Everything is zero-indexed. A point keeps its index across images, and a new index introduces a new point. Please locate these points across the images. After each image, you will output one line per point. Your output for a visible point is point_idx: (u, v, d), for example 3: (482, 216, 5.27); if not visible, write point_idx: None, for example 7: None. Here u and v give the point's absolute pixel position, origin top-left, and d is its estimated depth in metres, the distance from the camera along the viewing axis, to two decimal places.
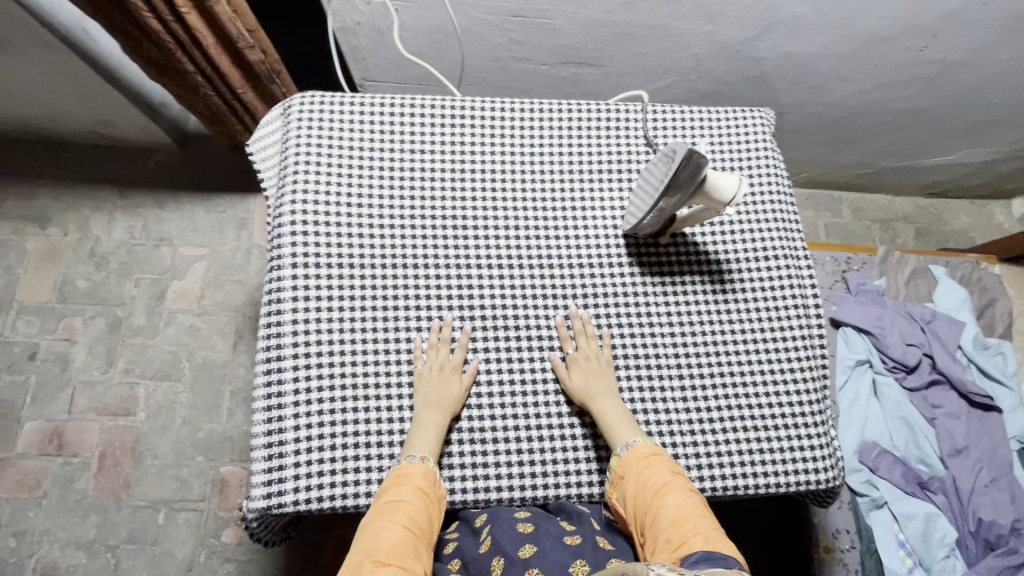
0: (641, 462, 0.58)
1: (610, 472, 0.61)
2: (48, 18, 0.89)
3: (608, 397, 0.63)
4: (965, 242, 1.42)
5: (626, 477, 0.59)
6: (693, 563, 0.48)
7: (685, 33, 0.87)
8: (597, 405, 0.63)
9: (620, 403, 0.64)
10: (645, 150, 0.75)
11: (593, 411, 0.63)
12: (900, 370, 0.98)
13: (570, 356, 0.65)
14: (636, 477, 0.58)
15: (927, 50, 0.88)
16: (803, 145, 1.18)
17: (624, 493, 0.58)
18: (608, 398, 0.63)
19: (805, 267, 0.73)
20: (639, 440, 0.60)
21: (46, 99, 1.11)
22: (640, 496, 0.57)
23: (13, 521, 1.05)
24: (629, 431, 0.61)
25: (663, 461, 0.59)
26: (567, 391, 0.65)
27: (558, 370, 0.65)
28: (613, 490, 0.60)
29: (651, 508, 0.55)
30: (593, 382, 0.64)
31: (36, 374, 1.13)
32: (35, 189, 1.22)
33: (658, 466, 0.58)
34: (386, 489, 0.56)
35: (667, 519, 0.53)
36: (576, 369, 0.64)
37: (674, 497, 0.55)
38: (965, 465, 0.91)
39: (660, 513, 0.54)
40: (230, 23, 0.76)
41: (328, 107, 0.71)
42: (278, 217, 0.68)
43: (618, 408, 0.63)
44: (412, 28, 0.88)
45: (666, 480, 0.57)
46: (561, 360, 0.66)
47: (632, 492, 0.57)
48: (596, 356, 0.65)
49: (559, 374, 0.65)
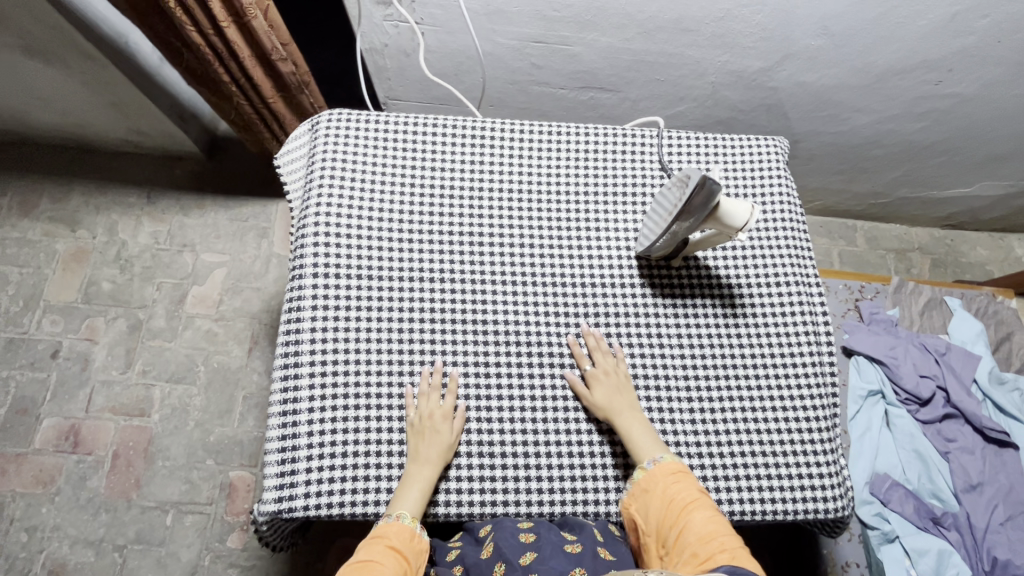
0: (671, 476, 0.60)
1: (633, 485, 0.61)
2: (92, 30, 0.95)
3: (629, 414, 0.64)
4: (981, 274, 1.41)
5: (650, 487, 0.60)
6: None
7: (702, 62, 0.89)
8: (624, 424, 0.64)
9: (641, 417, 0.65)
10: (660, 174, 0.76)
11: (616, 427, 0.64)
12: (913, 403, 0.97)
13: (587, 373, 0.66)
14: (661, 490, 0.59)
15: (942, 84, 0.89)
16: (818, 172, 1.19)
17: (647, 505, 0.60)
18: (630, 413, 0.64)
19: (817, 294, 0.73)
20: (665, 455, 0.62)
21: (84, 108, 1.16)
22: (662, 507, 0.58)
23: (26, 516, 1.07)
24: (653, 446, 0.63)
25: (689, 479, 0.60)
26: (590, 407, 0.65)
27: (583, 392, 0.65)
28: (632, 501, 0.61)
29: (678, 522, 0.57)
30: (613, 399, 0.65)
31: (57, 372, 1.16)
32: (68, 193, 1.27)
33: (685, 483, 0.59)
34: (362, 545, 0.58)
35: (694, 534, 0.55)
36: (597, 386, 0.65)
37: (701, 515, 0.57)
38: (979, 501, 0.89)
39: (688, 527, 0.56)
40: (265, 36, 0.80)
41: (354, 123, 0.74)
42: (302, 228, 0.70)
43: (642, 424, 0.64)
44: (437, 52, 0.91)
45: (693, 497, 0.58)
46: (579, 378, 0.67)
47: (656, 505, 0.59)
48: (614, 369, 0.66)
49: (580, 391, 0.66)
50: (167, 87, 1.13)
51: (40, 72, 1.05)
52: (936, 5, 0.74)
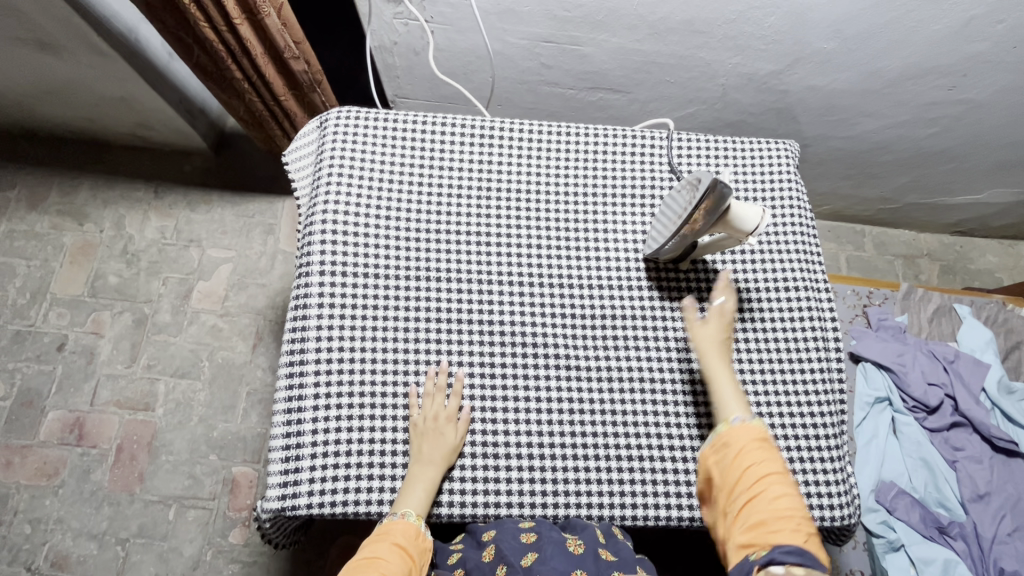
0: (756, 442, 0.57)
1: (713, 438, 0.59)
2: (103, 25, 0.96)
3: (724, 364, 0.63)
4: (991, 281, 1.40)
5: (732, 443, 0.57)
6: (784, 554, 0.49)
7: (712, 64, 0.88)
8: (715, 371, 0.62)
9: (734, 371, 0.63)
10: (669, 177, 0.76)
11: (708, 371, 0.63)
12: (920, 411, 0.96)
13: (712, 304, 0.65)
14: (741, 450, 0.57)
15: (956, 89, 0.88)
16: (827, 176, 1.18)
17: (727, 462, 0.57)
18: (726, 362, 0.63)
19: (826, 300, 0.73)
20: (754, 418, 0.59)
21: (93, 102, 1.16)
22: (739, 467, 0.56)
23: (30, 508, 1.08)
24: (741, 408, 0.60)
25: (772, 448, 0.57)
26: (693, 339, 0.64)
27: (690, 320, 0.65)
28: (712, 454, 0.59)
29: (753, 488, 0.54)
30: (715, 339, 0.63)
31: (63, 365, 1.17)
32: (76, 187, 1.28)
33: (767, 452, 0.56)
34: (367, 543, 0.58)
35: (769, 505, 0.53)
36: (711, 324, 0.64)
37: (778, 487, 0.54)
38: (986, 512, 0.88)
39: (762, 496, 0.53)
40: (278, 35, 0.80)
41: (363, 122, 0.74)
42: (310, 225, 0.70)
43: (735, 389, 0.62)
44: (446, 50, 0.91)
45: (774, 467, 0.55)
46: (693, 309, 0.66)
47: (735, 465, 0.56)
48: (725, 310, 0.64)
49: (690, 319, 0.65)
50: (176, 82, 1.13)
51: (50, 66, 1.06)
52: (950, 10, 0.74)
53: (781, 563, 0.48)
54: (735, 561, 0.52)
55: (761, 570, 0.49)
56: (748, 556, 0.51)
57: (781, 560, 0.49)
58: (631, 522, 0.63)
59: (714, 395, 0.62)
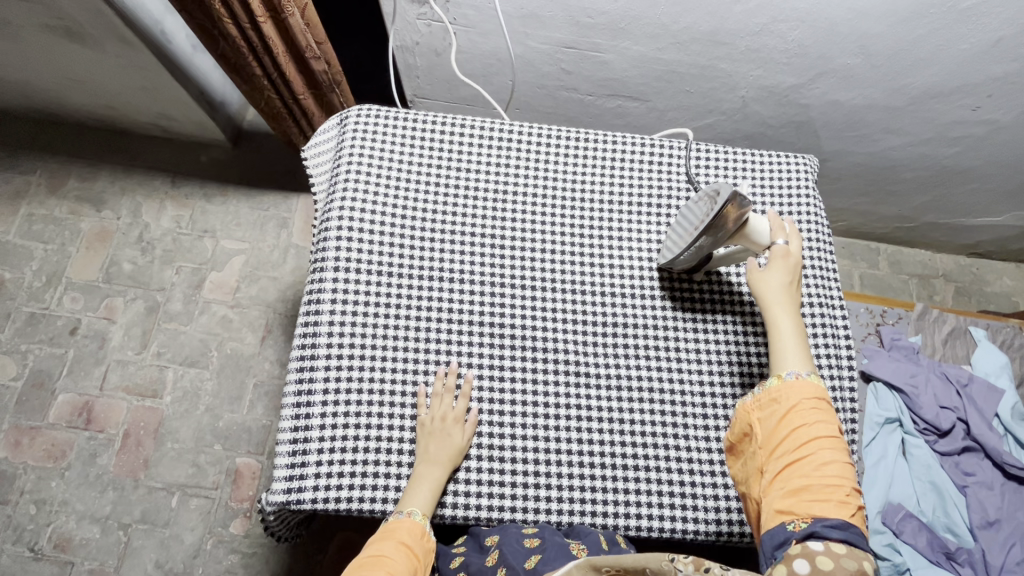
0: (811, 402, 0.54)
1: (762, 391, 0.56)
2: (131, 16, 0.97)
3: (789, 315, 0.59)
4: (1007, 305, 1.38)
5: (783, 400, 0.54)
6: (827, 528, 0.47)
7: (733, 75, 0.88)
8: (776, 316, 0.59)
9: (798, 322, 0.59)
10: (686, 187, 0.75)
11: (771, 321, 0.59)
12: (931, 433, 0.95)
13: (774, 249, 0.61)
14: (791, 408, 0.54)
15: (981, 109, 0.87)
16: (843, 192, 1.17)
17: (774, 419, 0.54)
18: (791, 310, 0.59)
19: (840, 316, 0.72)
20: (811, 375, 0.55)
21: (116, 91, 1.18)
22: (786, 428, 0.53)
23: (35, 489, 1.09)
24: (800, 362, 0.57)
25: (827, 409, 0.54)
26: (754, 290, 0.61)
27: (753, 269, 0.62)
28: (756, 409, 0.56)
29: (798, 452, 0.51)
30: (778, 283, 0.60)
31: (75, 349, 1.18)
32: (95, 173, 1.29)
33: (823, 413, 0.53)
34: (373, 541, 0.58)
35: (816, 470, 0.50)
36: (773, 273, 0.61)
37: (830, 455, 0.51)
38: (995, 538, 0.87)
39: (809, 461, 0.51)
40: (302, 35, 0.81)
41: (383, 120, 0.74)
42: (326, 220, 0.70)
43: (800, 342, 0.58)
44: (467, 52, 0.91)
45: (825, 432, 0.52)
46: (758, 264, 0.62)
47: (783, 424, 0.53)
48: (792, 254, 0.61)
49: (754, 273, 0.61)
50: (196, 74, 1.14)
51: (76, 54, 1.07)
52: (980, 28, 0.73)
53: (822, 538, 0.47)
54: (768, 527, 0.50)
55: (799, 542, 0.47)
56: (785, 524, 0.49)
57: (822, 535, 0.47)
58: (636, 532, 0.63)
59: (772, 344, 0.58)
